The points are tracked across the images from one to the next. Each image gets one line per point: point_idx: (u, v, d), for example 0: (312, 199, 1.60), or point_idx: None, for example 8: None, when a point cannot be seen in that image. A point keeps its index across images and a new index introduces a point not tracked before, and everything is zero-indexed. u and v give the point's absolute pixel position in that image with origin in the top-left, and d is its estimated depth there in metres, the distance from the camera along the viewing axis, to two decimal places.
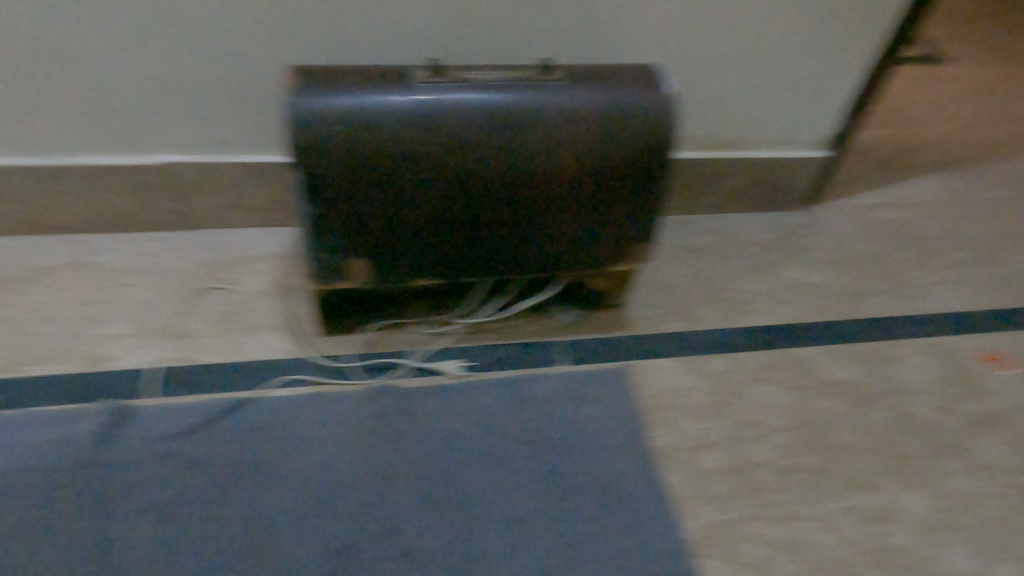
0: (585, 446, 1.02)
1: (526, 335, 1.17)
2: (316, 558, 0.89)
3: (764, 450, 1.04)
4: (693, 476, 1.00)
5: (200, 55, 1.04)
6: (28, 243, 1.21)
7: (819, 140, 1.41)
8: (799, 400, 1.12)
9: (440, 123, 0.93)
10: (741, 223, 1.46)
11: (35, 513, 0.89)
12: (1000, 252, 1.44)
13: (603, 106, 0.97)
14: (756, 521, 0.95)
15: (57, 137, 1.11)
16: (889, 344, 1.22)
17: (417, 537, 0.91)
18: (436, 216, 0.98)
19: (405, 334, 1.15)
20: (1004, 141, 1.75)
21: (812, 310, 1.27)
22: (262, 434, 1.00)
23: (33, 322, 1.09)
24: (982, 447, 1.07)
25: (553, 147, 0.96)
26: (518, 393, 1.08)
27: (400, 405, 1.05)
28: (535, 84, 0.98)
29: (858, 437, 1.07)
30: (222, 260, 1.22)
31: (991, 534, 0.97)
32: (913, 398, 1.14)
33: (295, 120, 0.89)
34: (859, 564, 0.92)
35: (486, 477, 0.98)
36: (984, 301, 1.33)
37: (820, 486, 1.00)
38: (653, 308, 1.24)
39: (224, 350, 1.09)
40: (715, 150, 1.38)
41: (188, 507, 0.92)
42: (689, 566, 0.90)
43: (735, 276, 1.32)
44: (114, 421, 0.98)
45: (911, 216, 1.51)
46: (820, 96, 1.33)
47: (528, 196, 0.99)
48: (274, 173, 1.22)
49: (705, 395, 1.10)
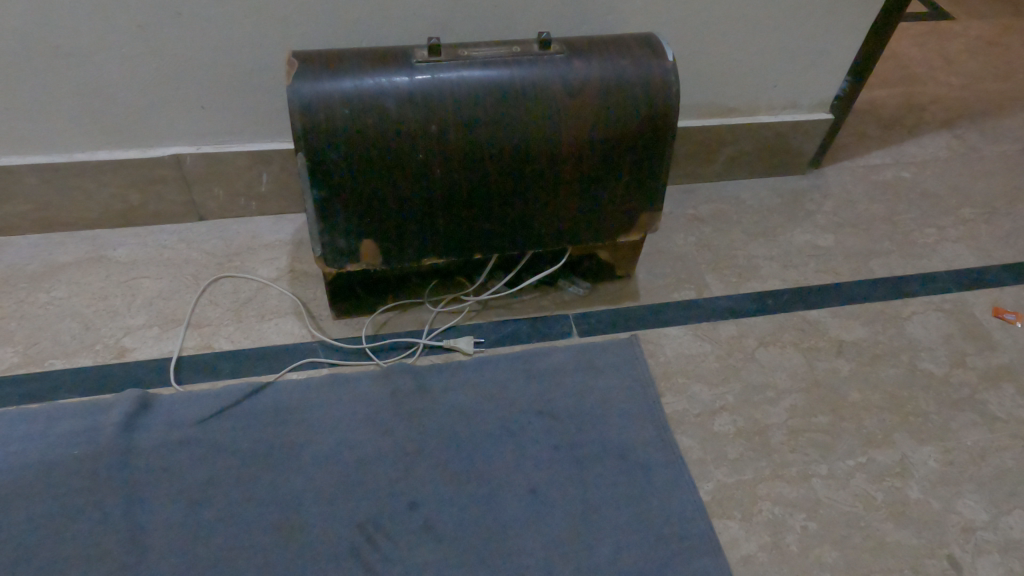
0: (601, 414, 1.04)
1: (536, 310, 1.18)
2: (345, 532, 0.90)
3: (774, 412, 1.07)
4: (706, 440, 1.02)
5: (203, 49, 1.05)
6: (40, 238, 1.22)
7: (819, 102, 1.42)
8: (807, 362, 1.14)
9: (441, 102, 0.89)
10: (744, 189, 1.47)
11: (65, 502, 0.90)
12: (1002, 207, 1.45)
13: (612, 76, 0.94)
14: (769, 481, 0.98)
15: (64, 134, 1.12)
16: (894, 304, 1.24)
17: (442, 509, 0.93)
18: (445, 198, 0.94)
19: (417, 314, 1.16)
20: (1005, 94, 1.75)
21: (817, 274, 1.29)
22: (282, 415, 1.01)
23: (54, 317, 1.10)
24: (987, 401, 1.10)
25: (562, 121, 0.92)
26: (533, 364, 1.09)
27: (416, 381, 1.06)
28: (541, 56, 0.94)
29: (865, 395, 1.10)
30: (233, 249, 1.24)
31: (998, 485, 1.00)
32: (919, 355, 1.16)
33: (295, 104, 0.86)
34: (871, 517, 0.95)
35: (506, 449, 0.99)
36: (988, 256, 1.34)
37: (829, 445, 1.03)
38: (659, 278, 1.25)
39: (241, 337, 1.11)
40: (713, 118, 1.38)
41: (215, 489, 0.93)
42: (708, 526, 0.93)
43: (740, 243, 1.34)
44: (136, 407, 0.99)
45: (913, 175, 1.52)
46: (822, 58, 1.32)
47: (533, 173, 0.95)
48: (279, 160, 1.23)
49: (714, 361, 1.13)
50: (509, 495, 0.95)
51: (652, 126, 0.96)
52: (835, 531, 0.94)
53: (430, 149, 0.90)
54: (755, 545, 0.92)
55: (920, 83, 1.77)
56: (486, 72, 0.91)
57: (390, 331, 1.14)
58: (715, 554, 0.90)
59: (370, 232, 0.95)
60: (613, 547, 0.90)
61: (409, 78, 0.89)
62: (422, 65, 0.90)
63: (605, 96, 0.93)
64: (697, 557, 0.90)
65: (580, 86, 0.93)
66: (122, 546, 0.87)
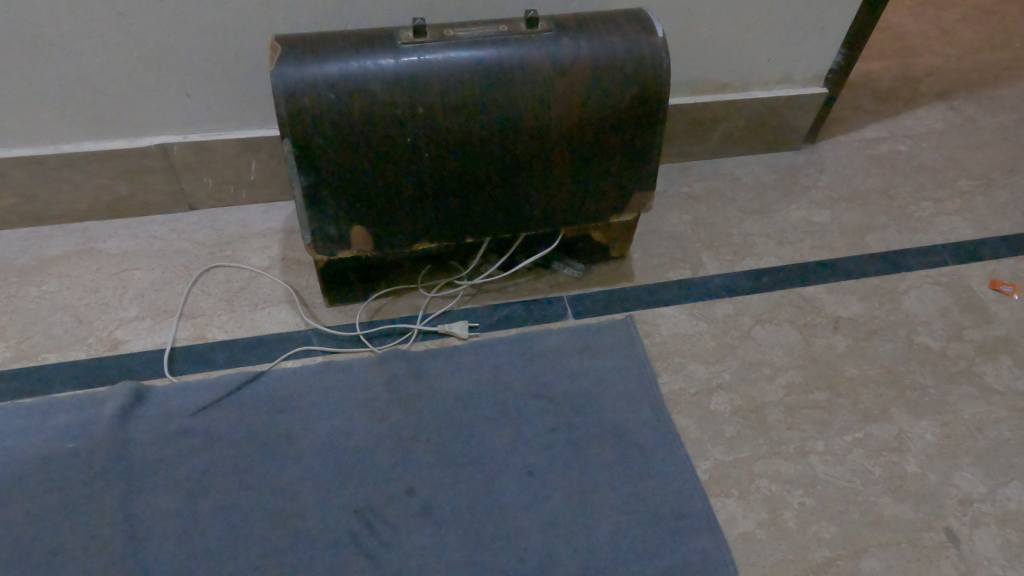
0: (598, 395, 1.03)
1: (530, 293, 1.18)
2: (342, 519, 0.90)
3: (771, 389, 1.06)
4: (703, 419, 1.02)
5: (185, 35, 1.04)
6: (29, 232, 1.21)
7: (814, 75, 1.40)
8: (804, 339, 1.13)
9: (427, 84, 0.88)
10: (739, 165, 1.45)
11: (63, 495, 0.90)
12: (999, 178, 1.44)
13: (601, 54, 0.92)
14: (767, 458, 0.98)
15: (49, 125, 1.11)
16: (890, 278, 1.23)
17: (439, 494, 0.93)
18: (436, 181, 0.93)
19: (411, 299, 1.16)
20: (1003, 63, 1.73)
21: (813, 250, 1.28)
22: (277, 404, 1.00)
23: (45, 311, 1.10)
24: (984, 373, 1.10)
25: (550, 100, 0.91)
26: (528, 347, 1.09)
27: (411, 367, 1.05)
28: (529, 35, 0.92)
29: (862, 370, 1.09)
30: (224, 238, 1.23)
31: (995, 457, 1.00)
32: (916, 330, 1.15)
33: (280, 89, 0.85)
34: (868, 492, 0.95)
35: (503, 433, 0.99)
36: (986, 228, 1.33)
37: (826, 421, 1.03)
38: (654, 258, 1.25)
39: (235, 326, 1.10)
40: (707, 94, 1.36)
41: (212, 480, 0.93)
42: (707, 505, 0.93)
43: (735, 220, 1.33)
44: (130, 399, 0.98)
45: (910, 148, 1.50)
46: (815, 31, 1.31)
47: (522, 154, 0.94)
48: (268, 148, 1.21)
49: (710, 340, 1.12)
50: (506, 477, 0.95)
51: (641, 104, 0.94)
52: (833, 506, 0.94)
53: (418, 132, 0.89)
54: (753, 522, 0.92)
55: (916, 55, 1.75)
56: (474, 53, 0.89)
57: (384, 317, 1.13)
58: (712, 532, 0.90)
59: (361, 219, 0.94)
60: (611, 528, 0.90)
61: (394, 61, 0.88)
62: (408, 47, 0.89)
63: (593, 75, 0.92)
64: (695, 536, 0.90)
65: (568, 65, 0.91)
66: (120, 538, 0.87)
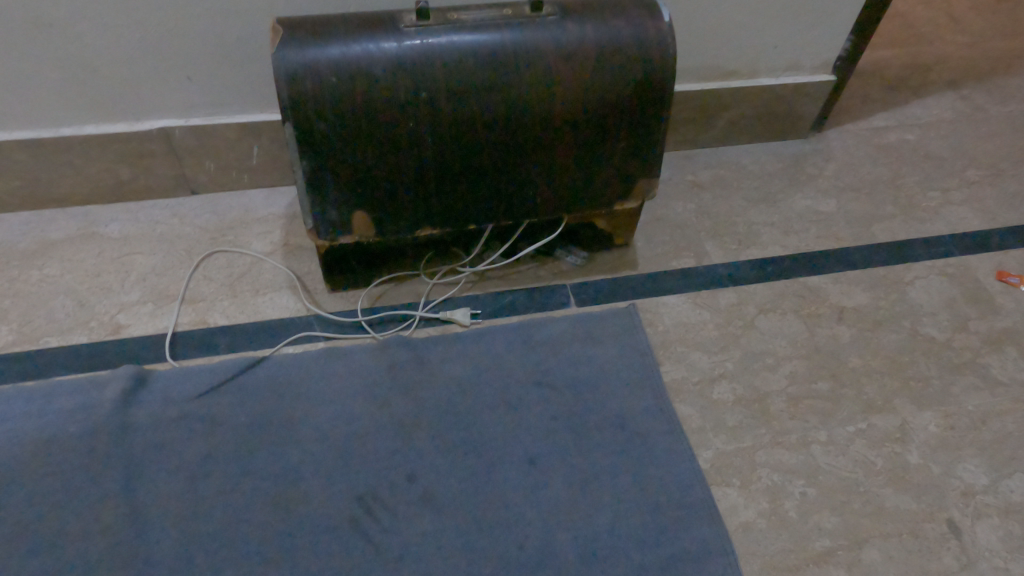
0: (599, 383, 1.03)
1: (532, 281, 1.17)
2: (343, 505, 0.90)
3: (773, 379, 1.06)
4: (705, 408, 1.02)
5: (186, 18, 1.03)
6: (32, 216, 1.21)
7: (822, 62, 1.38)
8: (807, 329, 1.13)
9: (428, 69, 0.87)
10: (744, 154, 1.44)
11: (64, 478, 0.90)
12: (1008, 168, 1.42)
13: (605, 39, 0.91)
14: (769, 448, 0.98)
15: (50, 107, 1.10)
16: (896, 269, 1.22)
17: (439, 480, 0.93)
18: (438, 167, 0.92)
19: (413, 286, 1.15)
20: (1012, 52, 1.71)
21: (819, 239, 1.27)
22: (278, 390, 1.00)
23: (47, 295, 1.10)
24: (988, 364, 1.09)
25: (553, 85, 0.90)
26: (530, 335, 1.08)
27: (413, 354, 1.05)
28: (533, 19, 0.91)
29: (865, 361, 1.09)
30: (226, 223, 1.22)
31: (999, 448, 0.99)
32: (920, 320, 1.15)
33: (280, 72, 0.84)
34: (870, 483, 0.95)
35: (504, 421, 0.99)
36: (993, 219, 1.32)
37: (829, 411, 1.02)
38: (658, 247, 1.24)
39: (237, 311, 1.10)
40: (713, 81, 1.35)
41: (213, 464, 0.93)
42: (708, 494, 0.93)
43: (740, 209, 1.32)
44: (131, 384, 0.98)
45: (917, 138, 1.48)
46: (822, 18, 1.29)
47: (524, 138, 0.92)
48: (270, 132, 1.21)
49: (714, 329, 1.12)
50: (506, 465, 0.95)
51: (644, 90, 0.93)
52: (834, 497, 0.94)
53: (420, 117, 0.88)
54: (754, 512, 0.92)
55: (925, 43, 1.73)
56: (478, 36, 0.88)
57: (386, 303, 1.13)
58: (712, 522, 0.90)
59: (362, 204, 0.93)
60: (612, 516, 0.90)
61: (396, 45, 0.87)
62: (411, 30, 0.88)
63: (597, 60, 0.91)
64: (696, 525, 0.90)
65: (572, 50, 0.90)
66: (122, 521, 0.87)
